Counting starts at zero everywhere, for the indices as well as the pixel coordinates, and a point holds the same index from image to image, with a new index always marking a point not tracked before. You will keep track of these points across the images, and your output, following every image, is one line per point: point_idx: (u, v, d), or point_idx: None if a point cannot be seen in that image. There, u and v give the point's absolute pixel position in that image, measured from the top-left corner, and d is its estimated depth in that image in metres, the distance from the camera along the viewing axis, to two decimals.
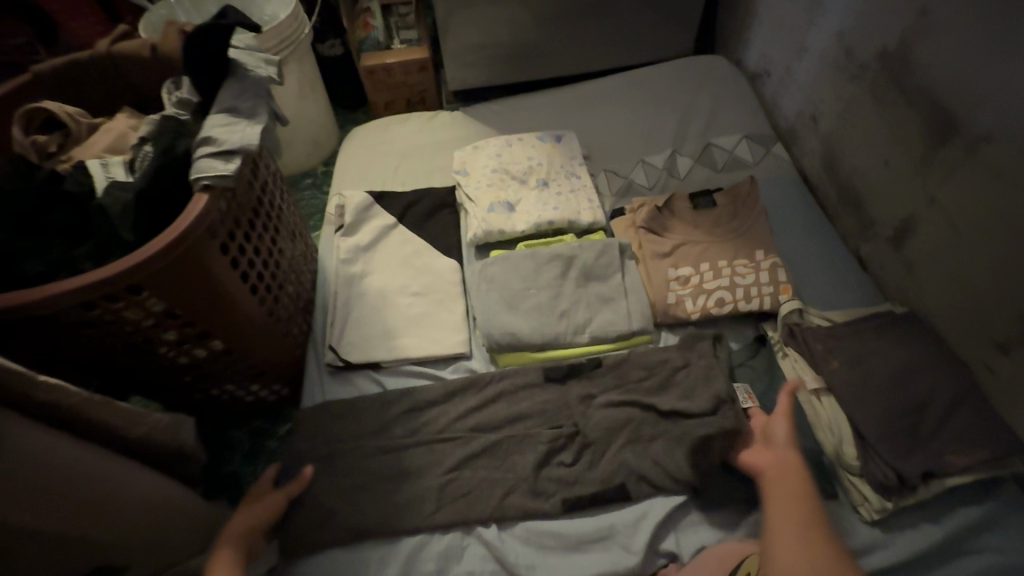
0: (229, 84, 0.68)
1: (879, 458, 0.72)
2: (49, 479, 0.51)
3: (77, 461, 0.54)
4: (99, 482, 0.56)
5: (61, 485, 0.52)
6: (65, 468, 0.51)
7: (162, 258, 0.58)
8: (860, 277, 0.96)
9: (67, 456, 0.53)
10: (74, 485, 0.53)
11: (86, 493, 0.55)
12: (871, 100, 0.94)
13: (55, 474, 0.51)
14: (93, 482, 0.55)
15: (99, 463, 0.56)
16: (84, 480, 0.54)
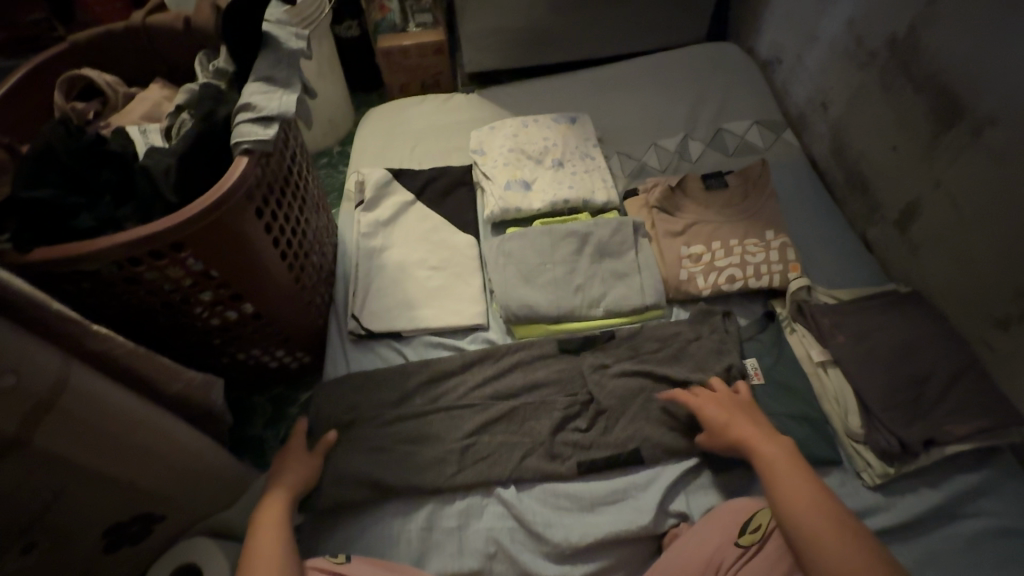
0: (264, 54, 0.70)
1: (882, 426, 0.76)
2: (96, 418, 0.53)
3: (126, 406, 0.56)
4: (143, 428, 0.58)
5: (107, 426, 0.55)
6: (119, 410, 0.54)
7: (206, 217, 0.60)
8: (866, 259, 0.99)
9: (117, 400, 0.55)
10: (118, 429, 0.56)
11: (129, 438, 0.58)
12: (880, 86, 0.96)
13: (101, 416, 0.54)
14: (138, 426, 0.58)
15: (146, 410, 0.58)
16: (128, 424, 0.57)
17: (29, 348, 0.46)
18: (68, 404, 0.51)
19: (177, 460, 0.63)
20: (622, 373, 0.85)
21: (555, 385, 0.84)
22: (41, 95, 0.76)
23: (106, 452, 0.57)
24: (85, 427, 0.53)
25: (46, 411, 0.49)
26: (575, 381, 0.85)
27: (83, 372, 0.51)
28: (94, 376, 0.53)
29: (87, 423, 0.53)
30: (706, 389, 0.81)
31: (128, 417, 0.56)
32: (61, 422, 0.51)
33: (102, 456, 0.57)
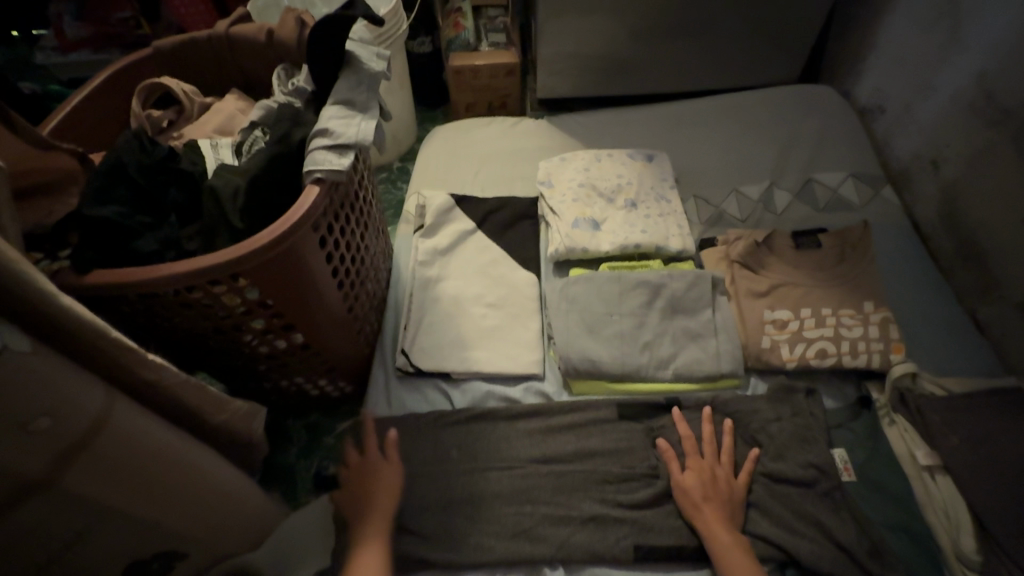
0: (344, 74, 0.66)
1: (1005, 556, 0.64)
2: (131, 458, 0.49)
3: (162, 441, 0.52)
4: (178, 464, 0.54)
5: (141, 466, 0.50)
6: (151, 448, 0.51)
7: (269, 249, 0.56)
8: (980, 344, 0.87)
9: (153, 436, 0.51)
10: (152, 469, 0.52)
11: (161, 476, 0.53)
12: (1013, 151, 0.85)
13: (138, 454, 0.50)
14: (171, 463, 0.53)
15: (181, 445, 0.55)
16: (164, 462, 0.53)
17: (72, 386, 0.42)
18: (104, 445, 0.46)
19: (203, 496, 0.59)
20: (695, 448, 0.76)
21: (611, 453, 0.76)
22: (119, 99, 0.75)
23: (139, 493, 0.52)
24: (119, 469, 0.48)
25: (81, 454, 0.45)
26: (635, 451, 0.77)
27: (123, 410, 0.47)
28: (134, 411, 0.49)
29: (122, 463, 0.48)
30: (789, 480, 0.72)
31: (162, 454, 0.52)
32: (96, 463, 0.46)
33: (133, 499, 0.52)
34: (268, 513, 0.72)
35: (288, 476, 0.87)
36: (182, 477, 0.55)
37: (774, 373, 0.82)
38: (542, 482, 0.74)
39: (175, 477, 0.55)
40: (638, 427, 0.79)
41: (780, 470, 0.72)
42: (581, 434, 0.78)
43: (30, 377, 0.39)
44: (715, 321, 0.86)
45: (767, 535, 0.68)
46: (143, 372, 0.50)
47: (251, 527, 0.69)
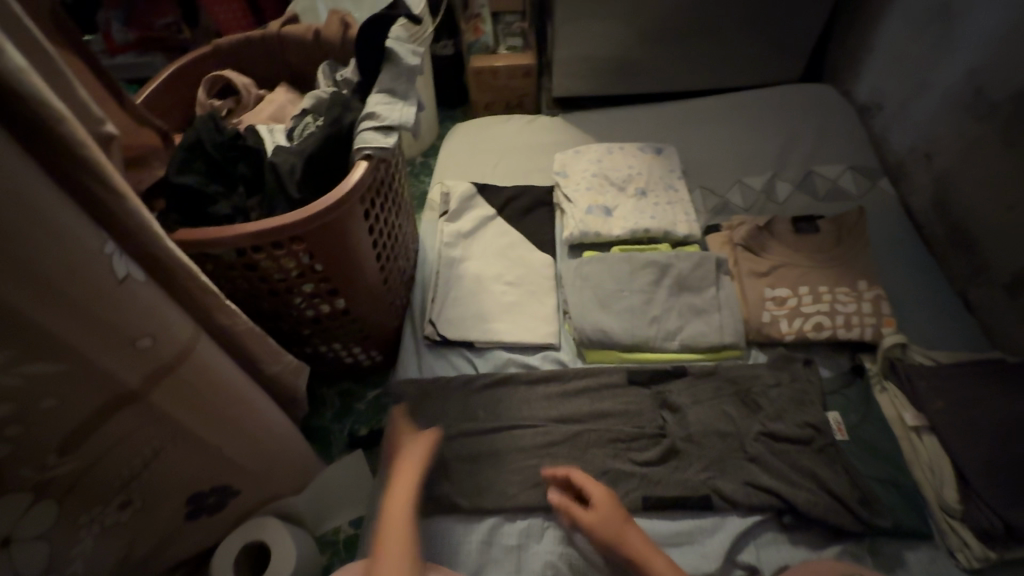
0: (387, 68, 0.75)
1: (984, 505, 0.69)
2: (207, 387, 0.57)
3: (232, 379, 0.59)
4: (242, 400, 0.62)
5: (214, 396, 0.58)
6: (223, 381, 0.58)
7: (322, 215, 0.64)
8: (967, 322, 0.93)
9: (225, 372, 0.58)
10: (223, 401, 0.60)
11: (228, 409, 0.61)
12: (1000, 142, 0.91)
13: (213, 385, 0.57)
14: (236, 399, 0.61)
15: (245, 385, 0.62)
16: (232, 396, 0.60)
17: (168, 316, 0.50)
18: (188, 370, 0.54)
19: (259, 434, 0.67)
20: (699, 411, 0.82)
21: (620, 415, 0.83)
22: (184, 90, 0.84)
23: (208, 418, 0.60)
24: (195, 393, 0.57)
25: (170, 375, 0.53)
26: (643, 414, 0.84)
27: (205, 344, 0.55)
28: (211, 346, 0.57)
29: (200, 389, 0.57)
30: (786, 439, 0.78)
31: (231, 390, 0.60)
32: (180, 386, 0.55)
33: (203, 422, 0.60)
34: (311, 463, 0.79)
35: (323, 436, 0.95)
36: (245, 413, 0.63)
37: (774, 345, 0.89)
38: (558, 438, 0.81)
39: (240, 412, 0.62)
40: (645, 392, 0.85)
41: (778, 429, 0.78)
42: (593, 396, 0.85)
43: (140, 301, 0.47)
44: (719, 298, 0.92)
45: (764, 485, 0.74)
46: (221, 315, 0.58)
47: (296, 471, 0.77)
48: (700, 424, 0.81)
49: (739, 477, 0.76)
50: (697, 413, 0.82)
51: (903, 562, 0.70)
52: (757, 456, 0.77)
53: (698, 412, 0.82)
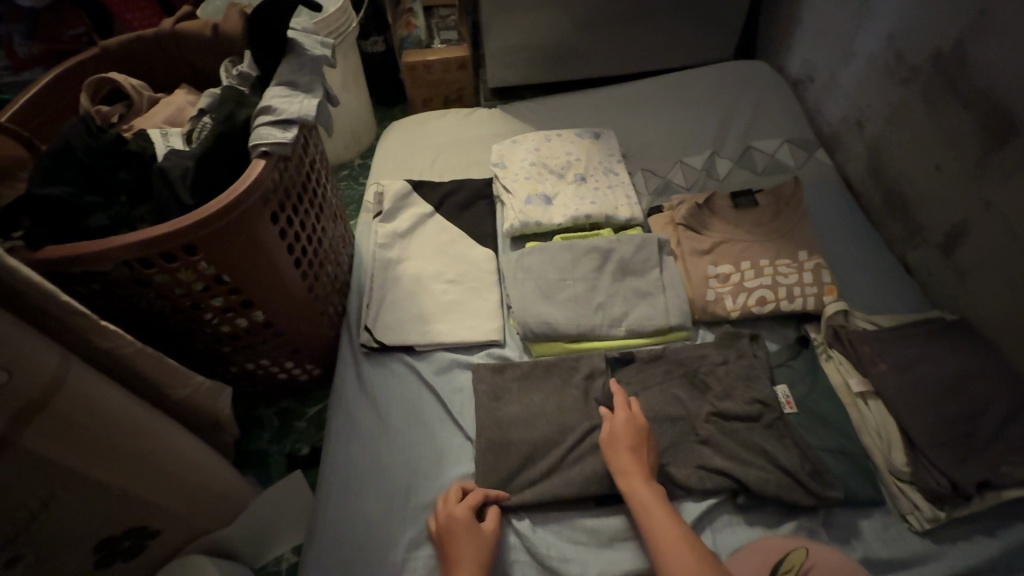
0: (287, 59, 0.70)
1: (931, 465, 0.69)
2: (94, 423, 0.51)
3: (123, 409, 0.54)
4: (140, 433, 0.56)
5: (104, 432, 0.53)
6: (110, 414, 0.53)
7: (216, 220, 0.59)
8: (906, 284, 0.93)
9: (113, 404, 0.53)
10: (117, 436, 0.54)
11: (125, 443, 0.55)
12: (923, 103, 0.92)
13: (99, 420, 0.52)
14: (133, 433, 0.55)
15: (143, 416, 0.57)
16: (127, 431, 0.55)
17: (29, 346, 0.45)
18: (63, 406, 0.48)
19: (170, 469, 0.61)
20: (648, 396, 0.79)
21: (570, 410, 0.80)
22: (67, 98, 0.76)
23: (101, 457, 0.54)
24: (78, 430, 0.51)
25: (40, 413, 0.47)
26: None
27: (81, 372, 0.50)
28: (91, 375, 0.51)
29: (83, 426, 0.51)
30: (735, 417, 0.76)
31: (123, 422, 0.54)
32: (57, 424, 0.49)
33: (95, 463, 0.54)
34: (242, 492, 0.74)
35: (261, 460, 0.89)
36: (147, 447, 0.58)
37: (721, 322, 0.87)
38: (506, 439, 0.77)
39: (140, 448, 0.57)
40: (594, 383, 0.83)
41: (728, 408, 0.76)
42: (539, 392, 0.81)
43: None
44: (662, 279, 0.90)
45: (716, 467, 0.72)
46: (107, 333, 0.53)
47: (225, 504, 0.71)
48: (649, 411, 0.78)
49: (691, 461, 0.73)
50: (647, 399, 0.79)
51: (856, 529, 0.69)
52: (706, 438, 0.75)
53: (648, 397, 0.79)
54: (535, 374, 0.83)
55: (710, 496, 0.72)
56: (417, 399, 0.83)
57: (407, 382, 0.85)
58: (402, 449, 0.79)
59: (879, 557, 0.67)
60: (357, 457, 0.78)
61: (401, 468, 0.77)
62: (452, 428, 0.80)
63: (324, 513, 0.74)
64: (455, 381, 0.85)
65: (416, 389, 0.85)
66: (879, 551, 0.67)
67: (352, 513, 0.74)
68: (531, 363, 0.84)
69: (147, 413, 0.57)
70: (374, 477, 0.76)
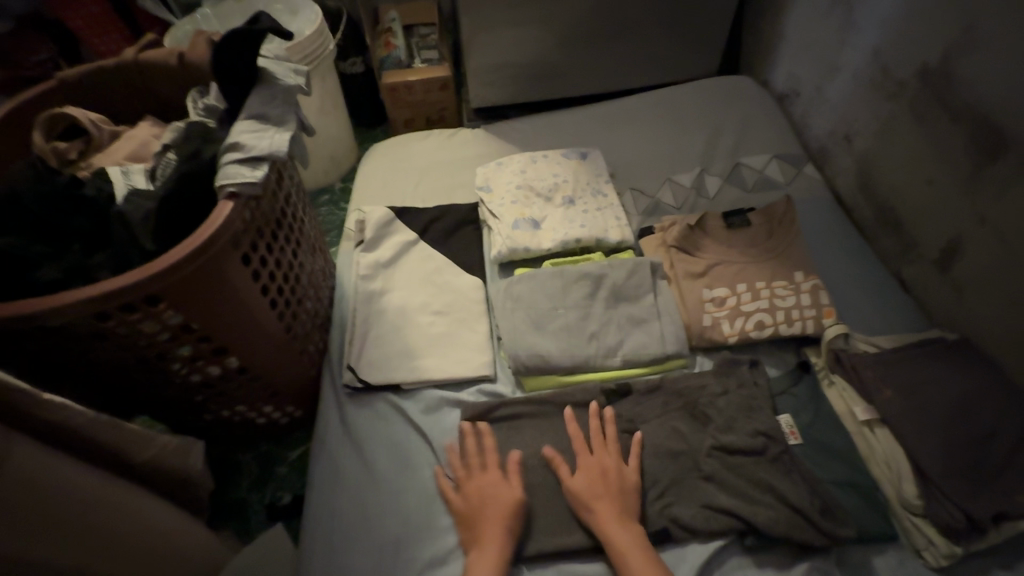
0: (257, 90, 0.66)
1: (943, 497, 0.66)
2: (50, 498, 0.46)
3: (77, 481, 0.49)
4: (101, 505, 0.51)
5: (63, 508, 0.47)
6: (65, 487, 0.48)
7: (180, 269, 0.55)
8: (904, 302, 0.91)
9: (62, 478, 0.48)
10: (77, 510, 0.49)
11: (88, 519, 0.50)
12: (912, 118, 0.91)
13: (51, 498, 0.46)
14: (91, 507, 0.50)
15: (99, 486, 0.52)
16: (87, 502, 0.50)
17: None
18: (12, 483, 0.43)
19: (138, 541, 0.56)
20: (648, 431, 0.76)
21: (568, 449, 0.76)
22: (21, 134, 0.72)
23: (67, 539, 0.48)
24: (35, 512, 0.45)
25: None
26: None
27: (24, 447, 0.45)
28: (35, 450, 0.46)
29: (41, 504, 0.45)
30: (739, 451, 0.73)
31: (78, 497, 0.49)
32: (12, 506, 0.43)
33: (64, 547, 0.48)
34: (214, 551, 0.68)
35: (240, 512, 0.84)
36: (111, 519, 0.53)
37: (720, 349, 0.84)
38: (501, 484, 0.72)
39: (105, 521, 0.52)
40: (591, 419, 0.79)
41: (733, 441, 0.73)
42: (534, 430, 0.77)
43: None
44: (657, 305, 0.87)
45: (722, 507, 0.68)
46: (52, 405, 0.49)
47: (200, 571, 0.65)
48: (650, 447, 0.74)
49: (696, 501, 0.70)
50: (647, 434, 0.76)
51: (870, 568, 0.66)
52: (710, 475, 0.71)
53: (648, 432, 0.76)
54: (529, 410, 0.79)
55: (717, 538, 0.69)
56: (405, 442, 0.79)
57: (395, 424, 0.81)
58: (391, 498, 0.74)
59: None
60: (342, 509, 0.73)
61: (389, 519, 0.72)
62: (443, 473, 0.76)
63: (307, 572, 0.69)
64: (445, 421, 0.81)
65: (404, 431, 0.80)
66: None
67: (338, 571, 0.69)
68: (525, 399, 0.80)
69: (105, 483, 0.53)
70: (359, 530, 0.71)
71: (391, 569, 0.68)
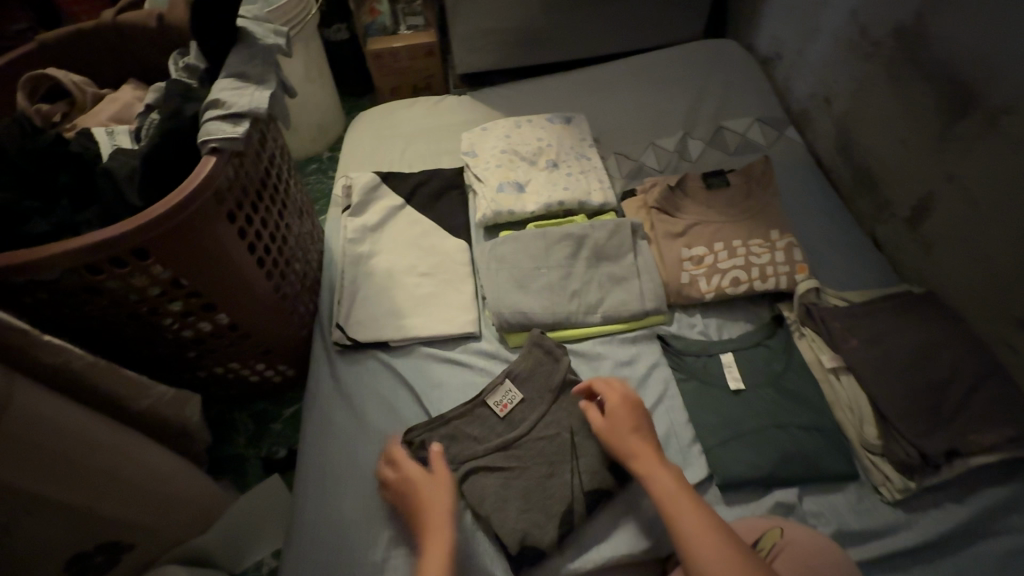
0: (236, 50, 0.67)
1: (900, 437, 0.70)
2: (80, 449, 0.52)
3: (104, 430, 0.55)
4: (117, 451, 0.56)
5: (93, 454, 0.54)
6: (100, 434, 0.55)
7: (162, 223, 0.57)
8: (877, 260, 0.94)
9: (77, 416, 0.52)
10: (101, 458, 0.55)
11: (105, 467, 0.55)
12: (886, 78, 0.93)
13: (61, 435, 0.51)
14: (111, 455, 0.56)
15: (119, 436, 0.57)
16: (114, 452, 0.56)
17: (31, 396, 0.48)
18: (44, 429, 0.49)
19: (143, 484, 0.60)
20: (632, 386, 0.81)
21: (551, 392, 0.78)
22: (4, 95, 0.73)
23: (80, 480, 0.53)
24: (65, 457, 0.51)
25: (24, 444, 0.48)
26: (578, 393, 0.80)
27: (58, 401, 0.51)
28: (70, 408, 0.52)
29: (73, 451, 0.52)
30: (713, 398, 0.78)
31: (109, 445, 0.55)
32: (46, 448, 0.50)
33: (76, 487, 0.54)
34: (213, 495, 0.71)
35: (236, 465, 0.88)
36: (121, 469, 0.57)
37: (696, 302, 0.87)
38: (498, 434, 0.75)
39: (114, 469, 0.56)
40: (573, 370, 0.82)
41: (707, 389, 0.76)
42: (523, 383, 0.79)
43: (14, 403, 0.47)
44: (637, 264, 0.90)
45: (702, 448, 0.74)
46: (71, 364, 0.54)
47: (197, 513, 0.68)
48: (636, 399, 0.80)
49: (671, 441, 0.76)
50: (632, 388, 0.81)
51: (830, 504, 0.70)
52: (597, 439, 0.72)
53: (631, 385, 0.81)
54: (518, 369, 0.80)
55: (703, 462, 0.74)
56: (394, 397, 0.82)
57: (383, 379, 0.84)
58: (381, 446, 0.77)
59: (852, 529, 0.68)
60: (335, 457, 0.77)
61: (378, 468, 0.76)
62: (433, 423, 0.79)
63: (301, 515, 0.73)
64: (432, 376, 0.84)
65: (393, 387, 0.83)
66: (853, 523, 0.69)
67: (334, 511, 0.73)
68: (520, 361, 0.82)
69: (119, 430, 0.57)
70: (350, 476, 0.75)
71: (382, 507, 0.72)
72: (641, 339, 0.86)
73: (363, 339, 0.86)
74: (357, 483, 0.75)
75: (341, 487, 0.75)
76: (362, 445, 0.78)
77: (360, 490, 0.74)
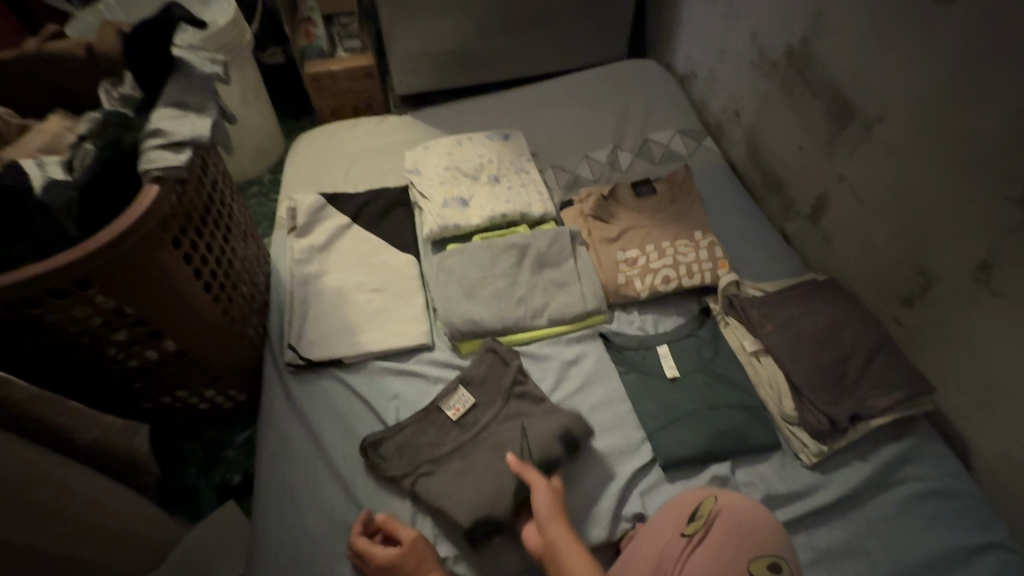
0: (174, 79, 0.68)
1: (812, 407, 0.80)
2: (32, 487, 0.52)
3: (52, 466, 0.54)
4: (66, 484, 0.56)
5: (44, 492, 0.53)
6: (49, 469, 0.54)
7: (105, 253, 0.57)
8: (787, 252, 1.06)
9: (23, 454, 0.52)
10: (51, 494, 0.54)
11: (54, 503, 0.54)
12: (783, 93, 1.05)
13: (12, 464, 0.50)
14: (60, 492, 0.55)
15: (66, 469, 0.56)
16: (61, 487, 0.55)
17: None
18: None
19: (91, 518, 0.59)
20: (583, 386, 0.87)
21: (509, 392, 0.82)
22: None
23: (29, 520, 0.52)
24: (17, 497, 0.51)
25: None
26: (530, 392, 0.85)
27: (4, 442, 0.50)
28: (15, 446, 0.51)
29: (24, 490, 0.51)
30: (652, 387, 0.85)
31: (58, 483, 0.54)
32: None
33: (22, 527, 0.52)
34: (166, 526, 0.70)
35: (191, 496, 0.86)
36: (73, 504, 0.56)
37: (633, 300, 0.94)
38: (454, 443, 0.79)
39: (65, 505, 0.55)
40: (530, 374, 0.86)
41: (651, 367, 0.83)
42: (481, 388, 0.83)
43: None
44: (577, 269, 0.96)
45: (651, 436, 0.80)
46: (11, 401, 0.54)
47: (149, 546, 0.67)
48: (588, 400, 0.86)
49: (618, 430, 0.82)
50: (582, 387, 0.87)
51: (760, 474, 0.79)
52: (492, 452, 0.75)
53: (581, 384, 0.87)
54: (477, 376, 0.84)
55: (647, 448, 0.81)
56: (352, 412, 0.83)
57: (339, 395, 0.85)
58: (341, 460, 0.79)
59: (778, 492, 0.77)
60: (295, 476, 0.77)
61: (339, 482, 0.77)
62: None
63: (263, 535, 0.73)
64: (388, 389, 0.86)
65: (349, 403, 0.84)
66: (778, 487, 0.77)
67: (297, 528, 0.73)
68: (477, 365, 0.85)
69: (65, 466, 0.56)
70: (311, 493, 0.76)
71: (344, 521, 0.74)
72: (585, 338, 0.92)
73: (317, 356, 0.87)
74: (318, 500, 0.76)
75: (303, 505, 0.75)
76: (322, 461, 0.79)
77: (323, 506, 0.75)
